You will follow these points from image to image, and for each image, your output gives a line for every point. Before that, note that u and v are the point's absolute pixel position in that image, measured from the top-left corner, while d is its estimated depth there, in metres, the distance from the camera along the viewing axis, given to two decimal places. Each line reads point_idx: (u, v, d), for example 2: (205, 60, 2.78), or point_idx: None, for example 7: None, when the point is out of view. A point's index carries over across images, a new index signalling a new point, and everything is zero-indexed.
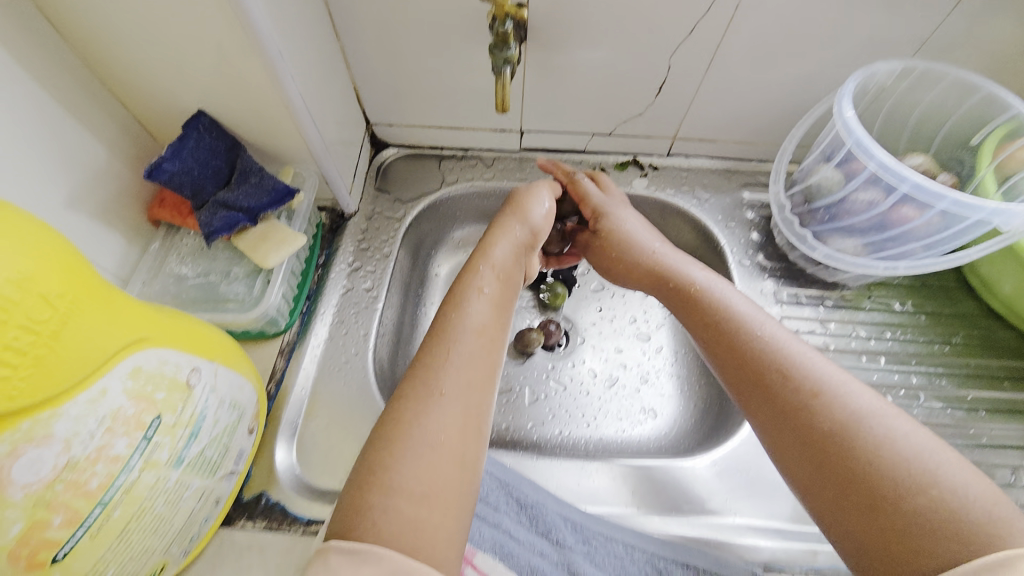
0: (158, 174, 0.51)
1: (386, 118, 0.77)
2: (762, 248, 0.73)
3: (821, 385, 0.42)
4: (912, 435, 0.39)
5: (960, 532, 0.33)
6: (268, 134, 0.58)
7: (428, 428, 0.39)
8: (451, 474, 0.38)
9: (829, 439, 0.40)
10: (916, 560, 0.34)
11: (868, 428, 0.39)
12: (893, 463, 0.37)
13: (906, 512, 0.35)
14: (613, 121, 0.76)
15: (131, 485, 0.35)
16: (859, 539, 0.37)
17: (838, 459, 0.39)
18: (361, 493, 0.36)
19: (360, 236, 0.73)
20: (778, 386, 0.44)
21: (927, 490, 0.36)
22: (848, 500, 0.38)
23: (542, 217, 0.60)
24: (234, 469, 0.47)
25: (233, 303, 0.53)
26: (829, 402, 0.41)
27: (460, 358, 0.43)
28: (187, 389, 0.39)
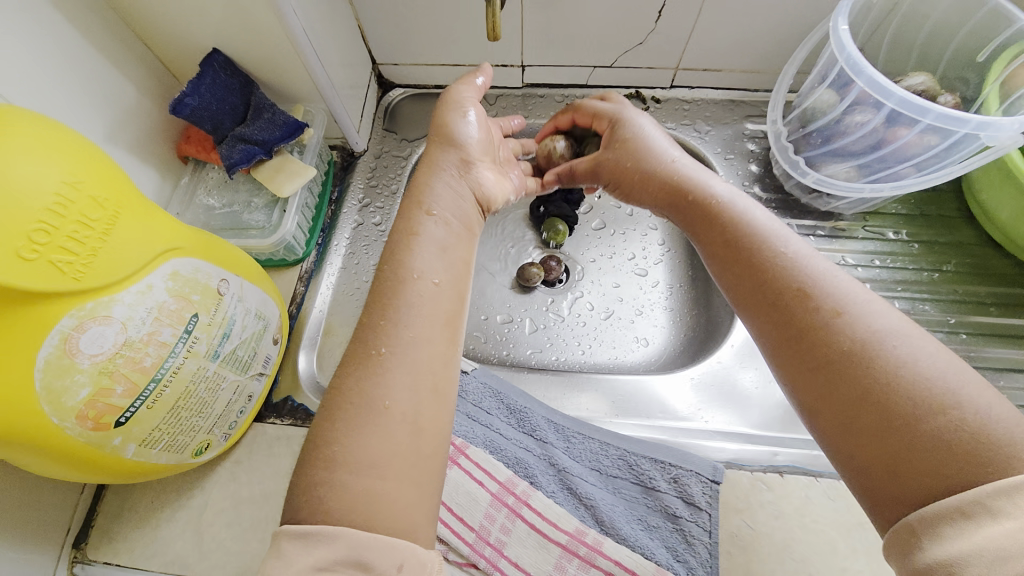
0: (181, 109, 0.56)
1: (391, 57, 0.79)
2: (760, 179, 0.74)
3: (837, 297, 0.37)
4: (932, 354, 0.33)
5: (979, 445, 0.29)
6: (278, 72, 0.62)
7: (373, 386, 0.37)
8: (405, 438, 0.36)
9: (841, 358, 0.35)
10: (922, 483, 0.30)
11: (890, 349, 0.34)
12: (913, 383, 0.32)
13: (916, 433, 0.31)
14: (614, 53, 0.76)
15: (177, 369, 0.43)
16: (863, 466, 0.33)
17: (846, 375, 0.34)
18: (314, 465, 0.35)
19: (369, 174, 0.77)
20: (794, 305, 0.38)
21: (949, 410, 0.31)
22: (856, 416, 0.33)
23: (475, 136, 0.54)
24: (263, 371, 0.55)
25: (255, 230, 0.59)
26: (846, 317, 0.36)
27: (412, 312, 0.40)
28: (218, 295, 0.47)
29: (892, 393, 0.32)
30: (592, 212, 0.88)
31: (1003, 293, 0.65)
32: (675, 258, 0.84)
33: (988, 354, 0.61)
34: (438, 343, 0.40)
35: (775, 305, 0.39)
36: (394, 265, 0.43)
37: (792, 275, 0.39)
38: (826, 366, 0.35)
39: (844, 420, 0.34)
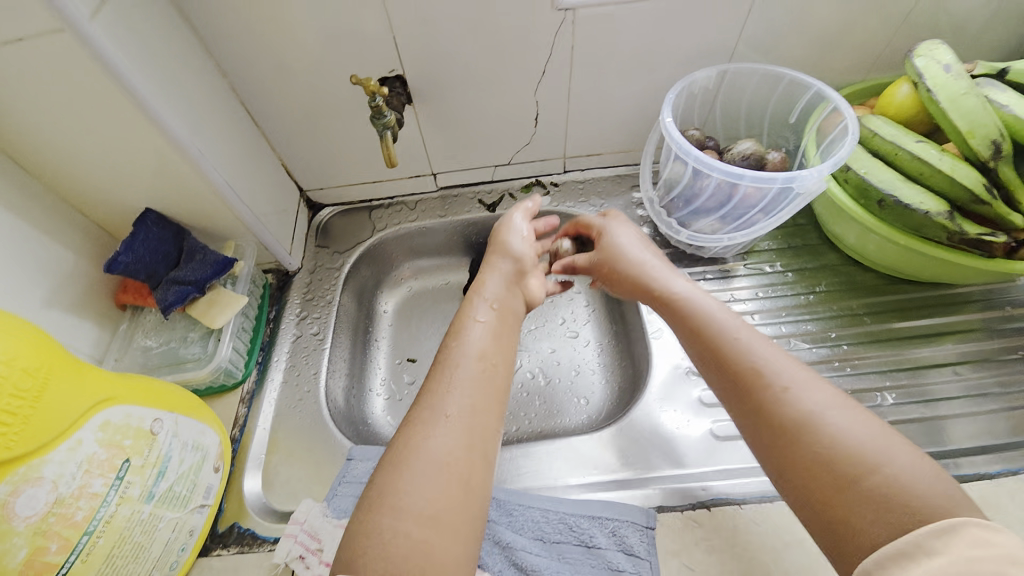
0: (115, 266, 0.62)
1: (316, 183, 0.89)
2: (652, 240, 0.84)
3: (794, 381, 0.43)
4: (870, 434, 0.38)
5: (910, 506, 0.34)
6: (209, 217, 0.69)
7: (432, 452, 0.43)
8: (455, 494, 0.42)
9: (786, 431, 0.41)
10: (858, 534, 0.35)
11: (834, 424, 0.40)
12: (848, 449, 0.38)
13: (858, 490, 0.36)
14: (508, 153, 0.88)
15: (109, 518, 0.45)
16: (810, 511, 0.38)
17: (796, 444, 0.40)
18: (369, 516, 0.40)
19: (305, 288, 0.83)
20: (756, 390, 0.44)
21: (882, 469, 0.36)
22: (814, 476, 0.38)
23: (521, 245, 0.68)
24: (204, 502, 0.56)
25: (191, 362, 0.63)
26: (792, 398, 0.42)
27: (461, 387, 0.48)
28: (152, 436, 0.50)
29: (827, 453, 0.38)
30: None
31: (872, 302, 0.74)
32: (599, 315, 0.91)
33: (870, 360, 0.69)
34: (485, 419, 0.47)
35: (747, 398, 0.45)
36: (456, 347, 0.52)
37: (726, 335, 0.49)
38: (790, 447, 0.40)
39: (800, 496, 0.39)
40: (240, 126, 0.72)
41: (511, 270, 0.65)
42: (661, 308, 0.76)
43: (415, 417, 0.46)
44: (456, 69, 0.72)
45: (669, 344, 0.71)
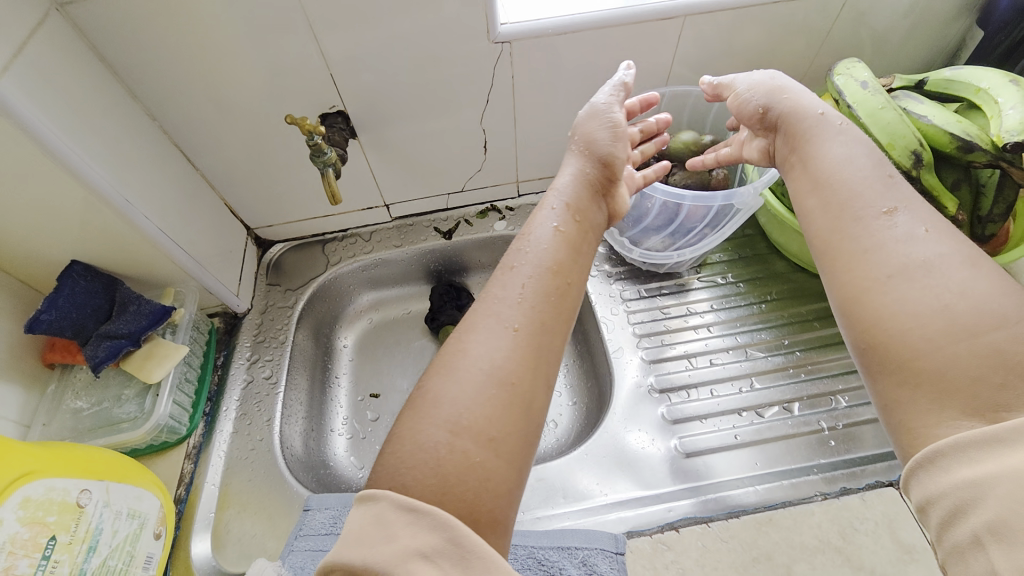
0: (38, 325, 0.58)
1: (265, 220, 0.87)
2: (609, 258, 0.84)
3: (908, 224, 0.41)
4: (999, 296, 0.35)
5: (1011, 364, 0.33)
6: (147, 264, 0.66)
7: (486, 364, 0.41)
8: (495, 411, 0.39)
9: (885, 289, 0.39)
10: (930, 387, 0.35)
11: (946, 279, 0.37)
12: (961, 308, 0.35)
13: (938, 330, 0.36)
14: (460, 181, 0.88)
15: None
16: (895, 381, 0.37)
17: (899, 306, 0.38)
18: (404, 421, 0.39)
19: (256, 330, 0.80)
20: (847, 223, 0.44)
21: (1001, 330, 0.34)
22: (920, 337, 0.36)
23: (609, 143, 0.58)
24: (146, 573, 0.52)
25: (127, 422, 0.59)
26: (893, 258, 0.40)
27: (523, 291, 0.45)
28: (79, 508, 0.46)
29: (924, 317, 0.36)
30: None
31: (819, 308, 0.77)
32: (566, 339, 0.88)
33: (823, 363, 0.71)
34: (540, 339, 0.44)
35: (833, 251, 0.44)
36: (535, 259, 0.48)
37: (869, 201, 0.44)
38: (869, 310, 0.39)
39: (888, 364, 0.37)
40: (177, 168, 0.70)
41: (598, 177, 0.58)
42: (621, 327, 0.76)
43: (487, 357, 0.41)
44: (399, 102, 0.72)
45: (632, 363, 0.72)
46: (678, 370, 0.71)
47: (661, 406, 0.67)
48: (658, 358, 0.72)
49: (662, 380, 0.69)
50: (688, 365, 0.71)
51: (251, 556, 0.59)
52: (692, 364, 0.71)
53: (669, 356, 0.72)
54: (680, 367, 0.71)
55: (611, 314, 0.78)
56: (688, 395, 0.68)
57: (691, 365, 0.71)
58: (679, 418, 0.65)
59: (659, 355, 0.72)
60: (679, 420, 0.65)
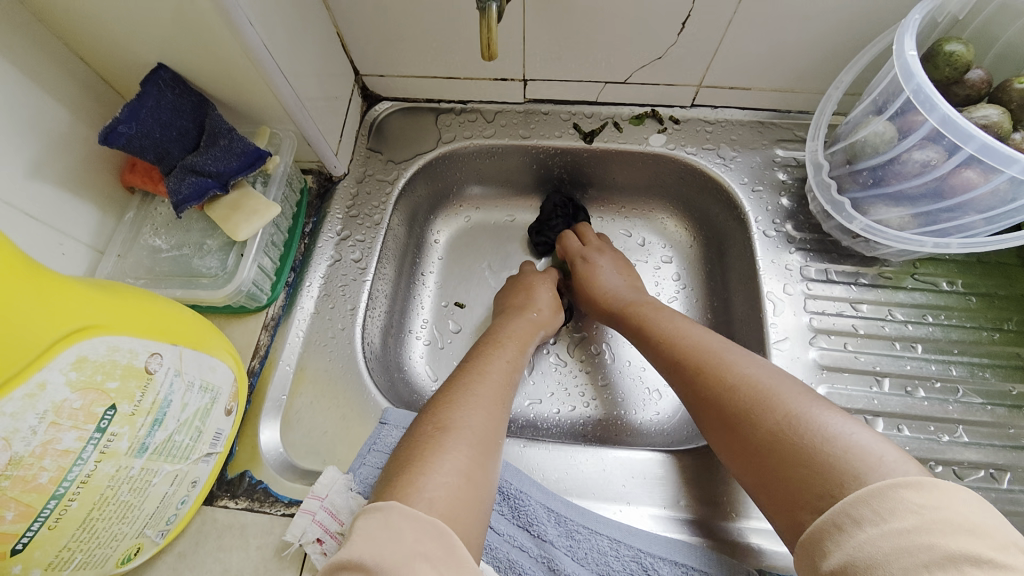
0: (114, 138, 0.47)
1: (377, 68, 0.70)
2: (792, 217, 0.64)
3: (706, 346, 0.50)
4: (796, 399, 0.42)
5: (847, 452, 0.37)
6: (241, 92, 0.53)
7: (471, 430, 0.45)
8: (478, 450, 0.44)
9: (723, 391, 0.46)
10: (798, 494, 0.38)
11: (763, 389, 0.44)
12: (809, 423, 0.40)
13: (782, 442, 0.40)
14: (628, 68, 0.66)
15: (89, 476, 0.35)
16: (763, 479, 0.41)
17: (715, 415, 0.46)
18: (411, 453, 0.42)
19: (350, 201, 0.68)
20: (682, 354, 0.51)
21: (775, 428, 0.41)
22: (724, 442, 0.45)
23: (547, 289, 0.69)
24: (212, 450, 0.46)
25: (207, 278, 0.50)
26: (721, 364, 0.47)
27: (491, 378, 0.51)
28: (147, 375, 0.38)
29: (761, 437, 0.42)
30: None
31: None
32: (693, 300, 0.74)
33: None
34: (513, 375, 0.54)
35: (676, 361, 0.51)
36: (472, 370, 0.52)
37: (692, 350, 0.51)
38: (722, 438, 0.45)
39: (743, 462, 0.43)
40: None
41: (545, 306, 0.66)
42: (792, 313, 0.58)
43: (468, 380, 0.51)
44: None
45: (794, 362, 0.56)
46: (853, 389, 0.55)
47: None
48: (833, 365, 0.56)
49: (832, 396, 0.54)
50: (872, 388, 0.55)
51: (322, 459, 0.53)
52: (880, 390, 0.55)
53: (856, 368, 0.56)
54: (859, 387, 0.55)
55: (783, 292, 0.60)
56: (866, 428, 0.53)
57: (876, 391, 0.55)
58: None
59: (833, 362, 0.56)
60: None
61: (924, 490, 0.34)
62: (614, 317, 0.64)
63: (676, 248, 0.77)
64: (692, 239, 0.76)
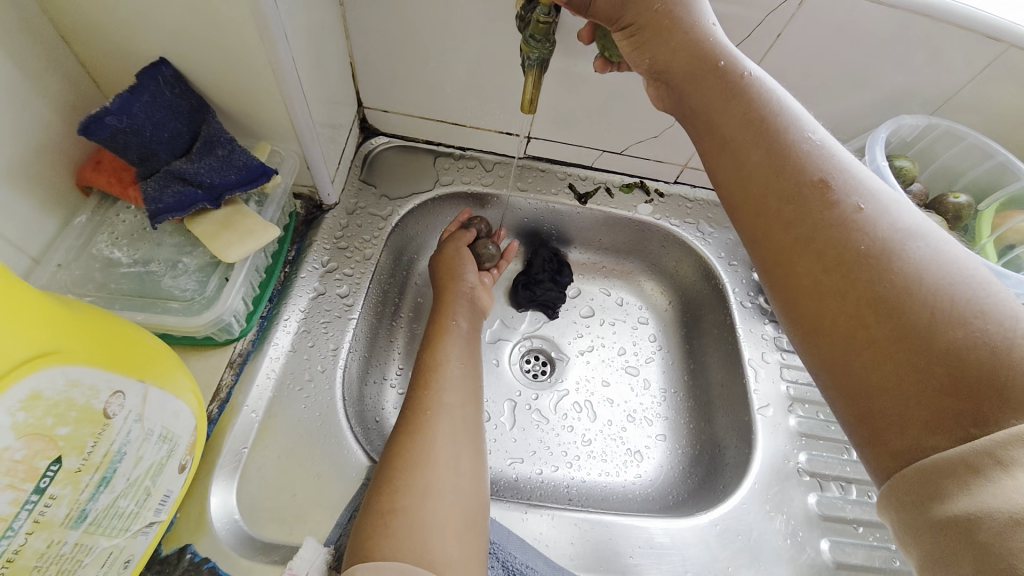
0: (96, 130, 0.40)
1: (381, 102, 0.68)
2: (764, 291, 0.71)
3: (845, 192, 0.35)
4: (948, 261, 0.31)
5: (1005, 382, 0.27)
6: (247, 106, 0.49)
7: (437, 458, 0.46)
8: (448, 480, 0.46)
9: (840, 243, 0.34)
10: (928, 401, 0.29)
11: (903, 273, 0.31)
12: (994, 376, 0.28)
13: (962, 373, 0.29)
14: (626, 141, 0.71)
15: (14, 554, 0.27)
16: (870, 375, 0.31)
17: (839, 261, 0.33)
18: (382, 497, 0.43)
19: (338, 232, 0.63)
20: (800, 191, 0.36)
21: (964, 334, 0.29)
22: (867, 330, 0.32)
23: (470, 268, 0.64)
24: (154, 519, 0.37)
25: (177, 303, 0.42)
26: (859, 224, 0.34)
27: (448, 384, 0.52)
28: (104, 420, 0.30)
29: (898, 309, 0.31)
30: (579, 298, 0.80)
31: None
32: (670, 361, 0.76)
33: None
34: (468, 385, 0.53)
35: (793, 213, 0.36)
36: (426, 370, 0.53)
37: (814, 167, 0.36)
38: (820, 325, 0.34)
39: (854, 354, 0.32)
40: None
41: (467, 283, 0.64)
42: (771, 380, 0.64)
43: (421, 408, 0.50)
44: None
45: (777, 429, 0.60)
46: (828, 456, 0.59)
47: (810, 494, 0.56)
48: (810, 432, 0.60)
49: (812, 462, 0.58)
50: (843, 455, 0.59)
51: (288, 531, 0.45)
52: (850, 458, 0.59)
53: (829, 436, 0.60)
54: (832, 455, 0.59)
55: (762, 359, 0.66)
56: (843, 495, 0.57)
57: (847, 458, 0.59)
58: (829, 517, 0.55)
59: (810, 429, 0.61)
60: (830, 520, 0.55)
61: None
62: (705, 116, 0.41)
63: (653, 310, 0.80)
64: (668, 303, 0.80)
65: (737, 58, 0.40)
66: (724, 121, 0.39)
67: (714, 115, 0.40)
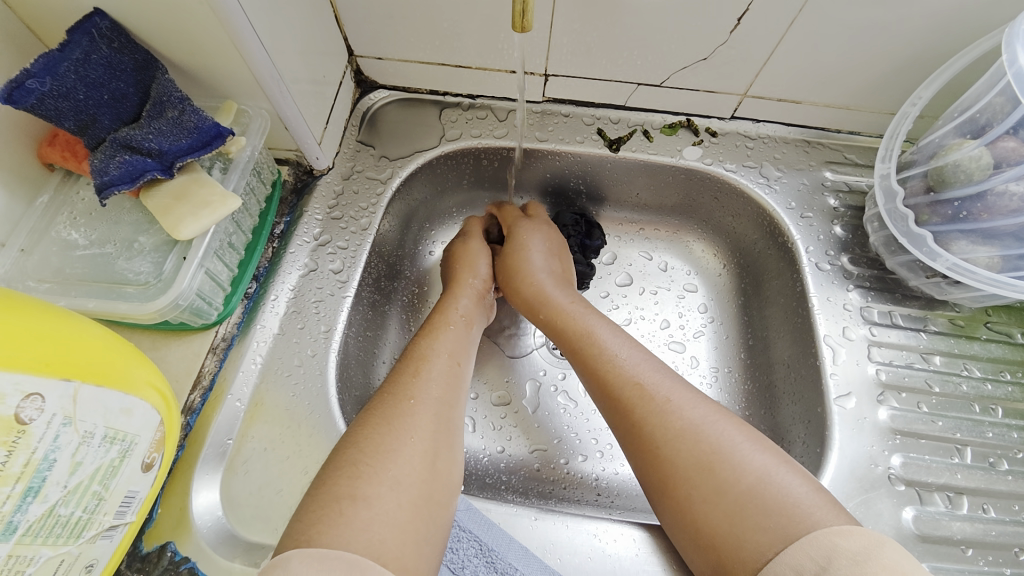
0: (21, 96, 0.35)
1: (375, 49, 0.58)
2: (848, 248, 0.57)
3: (657, 386, 0.44)
4: (726, 434, 0.40)
5: (787, 511, 0.35)
6: (207, 59, 0.42)
7: (402, 457, 0.38)
8: (419, 473, 0.38)
9: (665, 444, 0.40)
10: (717, 539, 0.36)
11: (709, 438, 0.39)
12: (740, 503, 0.36)
13: (718, 513, 0.37)
14: (667, 70, 0.57)
15: None
16: (681, 522, 0.38)
17: (680, 514, 0.38)
18: (340, 481, 0.36)
19: (333, 200, 0.57)
20: (629, 395, 0.44)
21: (716, 498, 0.37)
22: (659, 469, 0.40)
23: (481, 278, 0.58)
24: (120, 521, 0.35)
25: (133, 287, 0.39)
26: (670, 414, 0.41)
27: (431, 379, 0.44)
28: (18, 427, 0.28)
29: (709, 498, 0.37)
30: (615, 264, 0.69)
31: None
32: (723, 336, 0.65)
33: None
34: (457, 381, 0.46)
35: (625, 414, 0.44)
36: (410, 362, 0.45)
37: (648, 391, 0.43)
38: (666, 488, 0.39)
39: (672, 494, 0.39)
40: None
41: (480, 289, 0.58)
42: (853, 362, 0.52)
43: (403, 394, 0.42)
44: None
45: (861, 425, 0.49)
46: (930, 459, 0.48)
47: (906, 507, 0.46)
48: (907, 430, 0.49)
49: (908, 467, 0.48)
50: (953, 459, 0.48)
51: (272, 529, 0.42)
52: (962, 462, 0.48)
53: (933, 434, 0.49)
54: (937, 458, 0.48)
55: (843, 336, 0.53)
56: (950, 509, 0.46)
57: (957, 462, 0.48)
58: (928, 537, 0.45)
59: (906, 425, 0.49)
60: (930, 541, 0.45)
61: (854, 535, 0.33)
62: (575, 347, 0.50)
63: (703, 276, 0.68)
64: (722, 267, 0.68)
65: (577, 298, 0.54)
66: (562, 307, 0.53)
67: (568, 328, 0.51)
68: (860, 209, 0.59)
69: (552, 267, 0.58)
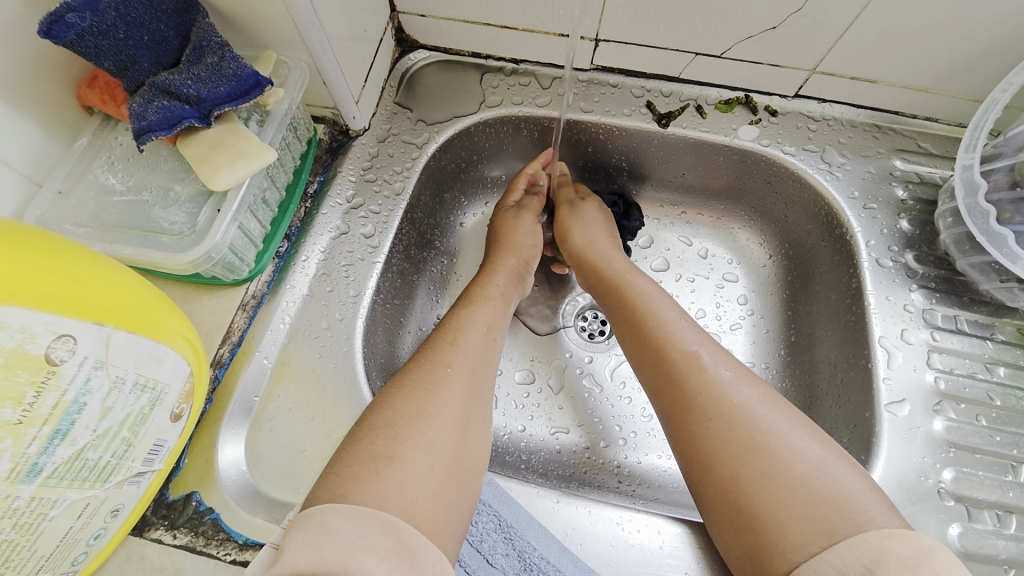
0: (60, 32, 0.34)
1: (417, 5, 0.55)
2: (913, 245, 0.52)
3: (712, 362, 0.41)
4: (778, 422, 0.37)
5: (837, 505, 0.33)
6: (246, 4, 0.40)
7: (436, 426, 0.37)
8: (451, 441, 0.37)
9: (714, 421, 0.38)
10: (755, 527, 0.34)
11: (764, 420, 0.37)
12: (787, 491, 0.34)
13: (765, 498, 0.34)
14: (730, 40, 0.52)
15: None
16: (720, 506, 0.36)
17: (721, 495, 0.36)
18: (375, 439, 0.35)
19: (367, 162, 0.55)
20: (679, 369, 0.42)
21: (762, 484, 0.35)
22: (706, 447, 0.38)
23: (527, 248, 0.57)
24: (146, 469, 0.35)
25: (168, 237, 0.39)
26: (725, 388, 0.39)
27: (466, 351, 0.43)
28: (48, 368, 0.27)
29: (757, 481, 0.35)
30: (652, 248, 0.66)
31: None
32: (763, 330, 0.61)
33: None
34: (492, 356, 0.45)
35: (676, 383, 0.41)
36: (448, 330, 0.44)
37: (695, 367, 0.41)
38: (707, 467, 0.37)
39: (712, 480, 0.37)
40: None
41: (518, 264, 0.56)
42: (911, 367, 0.48)
43: (439, 362, 0.41)
44: None
45: (912, 434, 0.46)
46: (984, 475, 0.45)
47: (952, 523, 0.43)
48: (962, 443, 0.46)
49: (960, 482, 0.45)
50: (1007, 477, 0.45)
51: (295, 488, 0.42)
52: (1017, 480, 0.45)
53: (990, 450, 0.46)
54: (991, 475, 0.45)
55: (900, 338, 0.49)
56: (998, 528, 0.43)
57: (1011, 480, 0.45)
58: (972, 557, 0.42)
59: (961, 438, 0.46)
60: (974, 560, 0.42)
61: (906, 539, 0.31)
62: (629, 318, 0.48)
63: (747, 267, 0.64)
64: (768, 257, 0.64)
65: (632, 270, 0.52)
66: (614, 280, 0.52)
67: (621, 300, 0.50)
68: (931, 203, 0.54)
69: (601, 234, 0.56)
